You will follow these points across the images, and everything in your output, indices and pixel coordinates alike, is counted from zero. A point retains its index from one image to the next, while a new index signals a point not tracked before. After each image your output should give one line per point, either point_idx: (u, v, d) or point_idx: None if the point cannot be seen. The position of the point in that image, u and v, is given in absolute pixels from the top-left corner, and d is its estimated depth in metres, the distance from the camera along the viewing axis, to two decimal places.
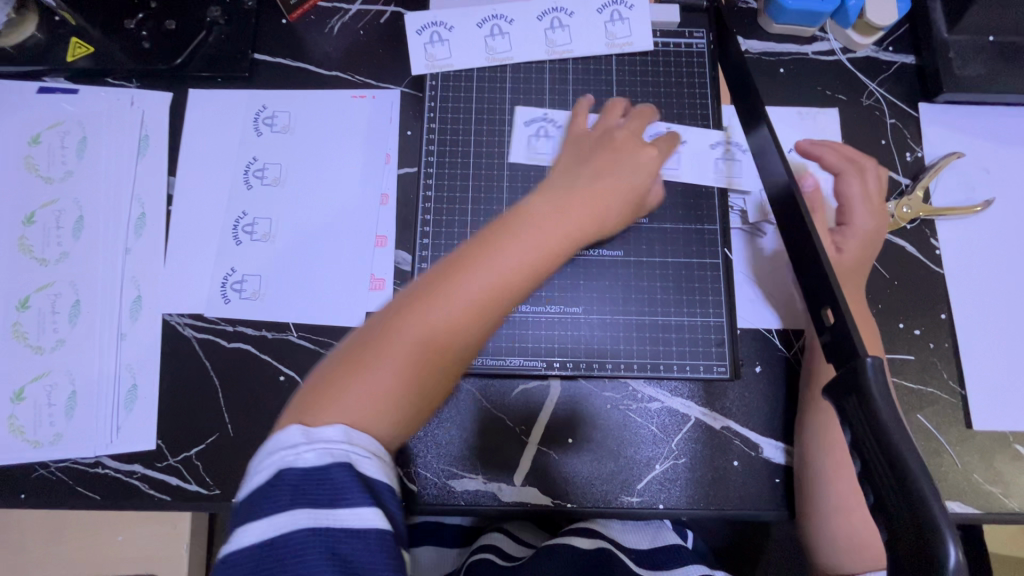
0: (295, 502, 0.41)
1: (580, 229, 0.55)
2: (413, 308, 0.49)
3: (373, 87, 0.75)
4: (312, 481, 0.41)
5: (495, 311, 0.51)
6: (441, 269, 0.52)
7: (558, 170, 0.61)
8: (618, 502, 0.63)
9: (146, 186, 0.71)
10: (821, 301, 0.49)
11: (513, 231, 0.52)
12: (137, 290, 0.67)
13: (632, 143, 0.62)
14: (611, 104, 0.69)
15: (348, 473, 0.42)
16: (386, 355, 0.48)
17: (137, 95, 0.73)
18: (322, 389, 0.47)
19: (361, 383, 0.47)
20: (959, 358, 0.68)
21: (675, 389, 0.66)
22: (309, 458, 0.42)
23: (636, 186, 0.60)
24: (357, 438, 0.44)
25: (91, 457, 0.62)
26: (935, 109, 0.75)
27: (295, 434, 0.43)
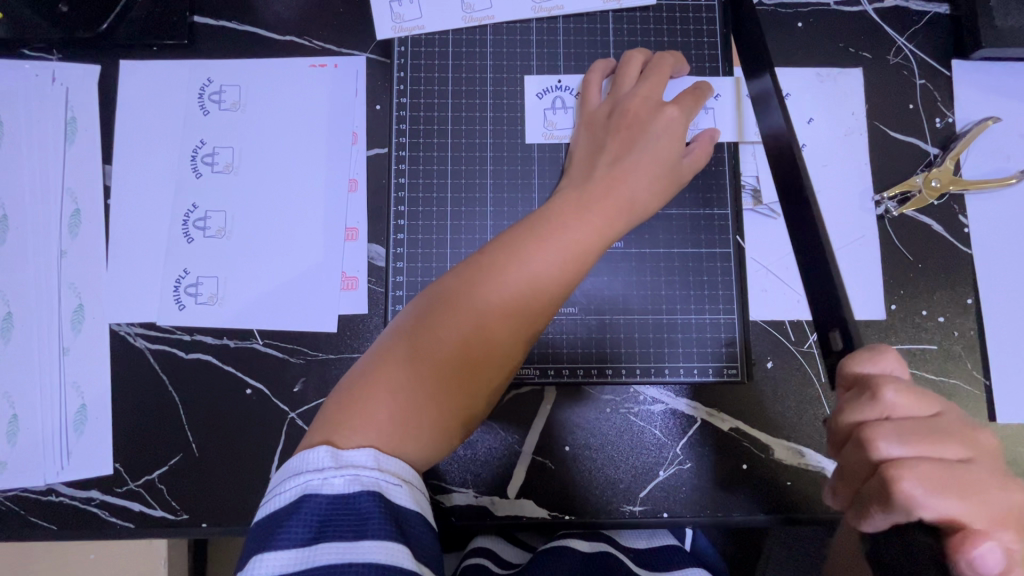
0: (318, 535, 0.37)
1: (607, 230, 0.50)
2: (440, 315, 0.46)
3: (335, 54, 0.65)
4: (338, 510, 0.38)
5: (523, 324, 0.47)
6: (463, 277, 0.47)
7: (576, 164, 0.57)
8: (619, 512, 0.59)
9: (78, 177, 0.62)
10: (828, 323, 0.49)
11: (538, 237, 0.48)
12: (78, 298, 0.60)
13: (647, 112, 0.56)
14: (625, 57, 0.61)
15: (376, 503, 0.38)
16: (413, 367, 0.44)
17: (59, 70, 0.63)
18: (344, 405, 0.43)
19: (387, 402, 0.43)
20: (984, 346, 0.63)
21: (681, 390, 0.61)
22: (336, 484, 0.39)
23: (657, 164, 0.54)
24: (386, 464, 0.41)
25: (42, 484, 0.57)
26: (969, 67, 0.67)
27: (322, 457, 0.40)
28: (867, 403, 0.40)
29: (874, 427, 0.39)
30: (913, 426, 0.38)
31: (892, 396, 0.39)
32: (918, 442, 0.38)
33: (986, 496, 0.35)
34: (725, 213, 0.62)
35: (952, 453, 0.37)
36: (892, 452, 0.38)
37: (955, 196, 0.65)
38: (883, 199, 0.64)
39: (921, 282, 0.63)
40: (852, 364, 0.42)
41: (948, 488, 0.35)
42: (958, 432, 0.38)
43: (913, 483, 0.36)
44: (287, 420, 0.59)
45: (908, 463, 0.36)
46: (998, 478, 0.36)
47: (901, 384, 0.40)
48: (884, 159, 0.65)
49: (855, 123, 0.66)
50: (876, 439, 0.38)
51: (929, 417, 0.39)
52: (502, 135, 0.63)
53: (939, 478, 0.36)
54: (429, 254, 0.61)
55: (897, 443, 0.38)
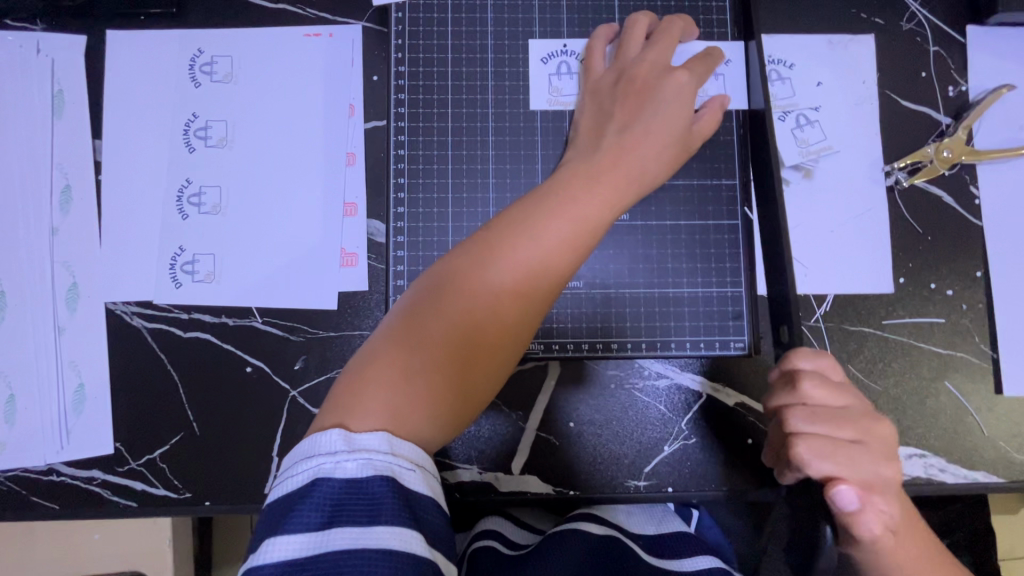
0: (331, 519, 0.36)
1: (617, 200, 0.49)
2: (448, 293, 0.45)
3: (330, 23, 0.63)
4: (352, 495, 0.37)
5: (535, 298, 0.46)
6: (471, 253, 0.46)
7: (583, 135, 0.55)
8: (624, 486, 0.59)
9: (67, 153, 0.60)
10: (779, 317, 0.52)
11: (547, 210, 0.47)
12: (71, 276, 0.58)
13: (655, 78, 0.54)
14: (629, 20, 0.59)
15: (389, 488, 0.38)
16: (422, 345, 0.43)
17: (43, 41, 0.61)
18: (354, 385, 0.43)
19: (397, 382, 0.42)
20: (992, 319, 0.62)
21: (685, 364, 0.60)
22: (349, 468, 0.38)
23: (668, 132, 0.52)
24: (399, 448, 0.40)
25: (42, 464, 0.56)
26: (984, 33, 0.65)
27: (335, 440, 0.39)
28: (788, 390, 0.47)
29: (788, 408, 0.47)
30: (822, 411, 0.46)
31: (810, 386, 0.47)
32: (821, 424, 0.46)
33: (858, 467, 0.45)
34: (733, 183, 0.61)
35: (845, 434, 0.46)
36: (798, 426, 0.46)
37: (967, 166, 0.63)
38: (893, 169, 0.63)
39: (931, 255, 0.62)
40: (792, 357, 0.48)
41: (832, 455, 0.45)
42: (856, 419, 0.47)
43: (806, 449, 0.45)
44: (288, 398, 0.58)
45: (806, 437, 0.46)
46: (872, 454, 0.46)
47: (824, 378, 0.47)
48: (894, 128, 0.64)
49: (866, 92, 0.64)
50: (788, 416, 0.47)
51: (839, 405, 0.47)
52: (505, 105, 0.61)
53: (825, 449, 0.45)
54: (430, 228, 0.60)
55: (803, 420, 0.46)
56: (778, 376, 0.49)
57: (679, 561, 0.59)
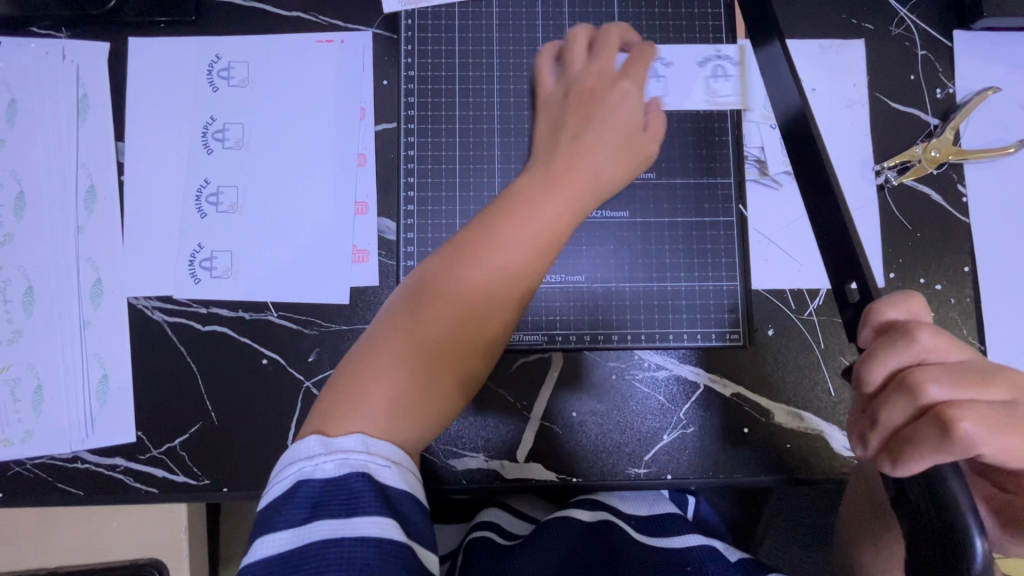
0: (313, 514, 0.39)
1: (576, 205, 0.51)
2: (419, 304, 0.47)
3: (342, 30, 0.65)
4: (330, 492, 0.40)
5: (499, 302, 0.48)
6: (436, 264, 0.49)
7: (539, 141, 0.57)
8: (624, 474, 0.61)
9: (91, 155, 0.63)
10: (843, 276, 0.47)
11: (508, 220, 0.49)
12: (95, 272, 0.61)
13: (603, 88, 0.57)
14: (572, 35, 0.61)
15: (365, 482, 0.40)
16: (398, 355, 0.46)
17: (68, 47, 0.64)
18: (335, 398, 0.44)
19: (375, 393, 0.44)
20: (979, 313, 0.64)
21: (683, 356, 0.63)
22: (327, 469, 0.41)
23: (621, 136, 0.55)
24: (375, 447, 0.42)
25: (68, 452, 0.59)
26: (970, 37, 0.67)
27: (313, 445, 0.42)
28: (901, 347, 0.41)
29: (920, 372, 0.40)
30: (957, 370, 0.40)
31: (927, 338, 0.40)
32: (964, 386, 0.40)
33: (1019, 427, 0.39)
34: (729, 182, 0.64)
35: (992, 394, 0.40)
36: (940, 395, 0.40)
37: (954, 165, 0.66)
38: (883, 169, 0.65)
39: (920, 251, 0.65)
40: (880, 309, 0.42)
41: (1000, 426, 0.39)
42: (1000, 373, 0.41)
43: (972, 424, 0.38)
44: (302, 388, 0.61)
45: (968, 409, 0.39)
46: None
47: (934, 327, 0.41)
48: (884, 129, 0.66)
49: (856, 94, 0.66)
50: (925, 384, 0.40)
51: (962, 361, 0.42)
52: (509, 108, 0.64)
53: (994, 419, 0.39)
54: (438, 226, 0.62)
55: (944, 387, 0.40)
56: (877, 332, 0.42)
57: (670, 538, 0.62)
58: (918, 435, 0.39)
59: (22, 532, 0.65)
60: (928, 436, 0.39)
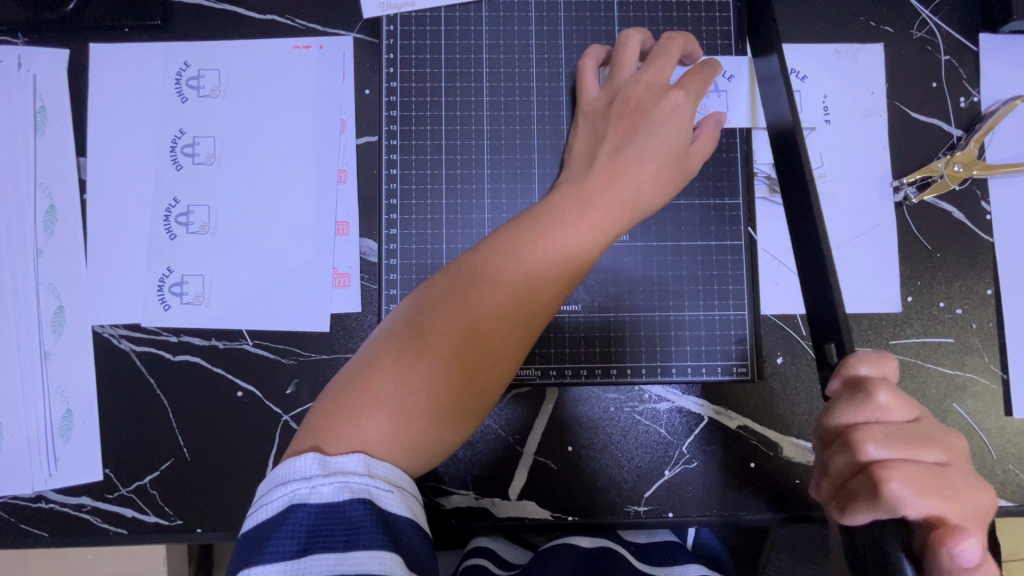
0: (307, 546, 0.35)
1: (609, 226, 0.47)
2: (436, 317, 0.43)
3: (320, 34, 0.61)
4: (328, 520, 0.36)
5: (520, 325, 0.44)
6: (460, 271, 0.45)
7: (576, 157, 0.54)
8: (623, 512, 0.58)
9: (50, 172, 0.58)
10: (824, 334, 0.47)
11: (539, 232, 0.46)
12: (57, 299, 0.57)
13: (650, 100, 0.52)
14: (622, 37, 0.57)
15: (366, 510, 0.36)
16: (409, 370, 0.42)
17: (25, 55, 0.59)
18: (334, 409, 0.41)
19: (378, 411, 0.40)
20: (1002, 339, 0.60)
21: (686, 387, 0.59)
22: (325, 492, 0.37)
23: (663, 154, 0.51)
24: (377, 470, 0.39)
25: (30, 492, 0.55)
26: (997, 41, 0.62)
27: (310, 464, 0.38)
28: (860, 401, 0.38)
29: (865, 429, 0.37)
30: (902, 430, 0.37)
31: (886, 397, 0.37)
32: (906, 446, 0.36)
33: (958, 497, 0.35)
34: (737, 202, 0.59)
35: (929, 457, 0.37)
36: (879, 454, 0.36)
37: (978, 180, 0.61)
38: (902, 185, 0.61)
39: (940, 273, 0.61)
40: (850, 361, 0.40)
41: (932, 492, 0.35)
42: (939, 436, 0.37)
43: (900, 485, 0.35)
44: (280, 423, 0.57)
45: (898, 471, 0.35)
46: (970, 480, 0.36)
47: (895, 385, 0.38)
48: (904, 142, 0.62)
49: (874, 104, 0.62)
50: (862, 442, 0.37)
51: (916, 421, 0.38)
52: (500, 121, 0.59)
53: (921, 482, 0.35)
54: (423, 249, 0.58)
55: (883, 447, 0.36)
56: (839, 388, 0.40)
57: (671, 567, 0.59)
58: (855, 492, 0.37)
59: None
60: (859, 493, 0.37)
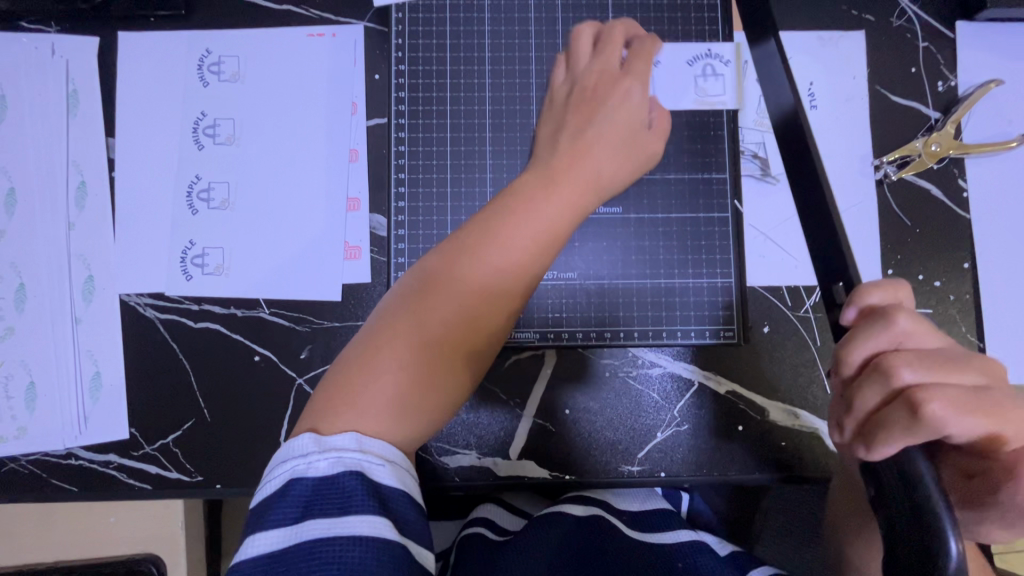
0: (305, 514, 0.39)
1: (580, 205, 0.52)
2: (423, 299, 0.47)
3: (333, 23, 0.65)
4: (323, 491, 0.39)
5: (501, 301, 0.48)
6: (436, 262, 0.48)
7: (540, 143, 0.57)
8: (617, 472, 0.61)
9: (81, 151, 0.62)
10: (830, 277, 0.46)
11: (512, 215, 0.49)
12: (87, 269, 0.61)
13: (604, 88, 0.56)
14: (573, 33, 0.61)
15: (357, 481, 0.40)
16: (399, 348, 0.45)
17: (58, 42, 0.63)
18: (336, 390, 0.44)
19: (374, 387, 0.44)
20: (978, 310, 0.64)
21: (677, 353, 0.62)
22: (321, 467, 0.40)
23: (619, 136, 0.55)
24: (368, 445, 0.42)
25: (61, 449, 0.59)
26: (973, 28, 0.66)
27: (306, 443, 0.41)
28: (883, 330, 0.40)
29: (894, 356, 0.40)
30: (930, 357, 0.40)
31: (906, 323, 0.40)
32: (935, 370, 0.39)
33: (994, 412, 0.38)
34: (724, 178, 0.63)
35: (964, 379, 0.39)
36: (914, 378, 0.39)
37: (955, 160, 0.64)
38: (882, 163, 0.64)
39: (919, 247, 0.64)
40: (862, 292, 0.41)
41: (968, 408, 0.38)
42: (969, 360, 0.40)
43: (941, 405, 0.38)
44: (294, 385, 0.61)
45: (927, 386, 0.39)
46: (1005, 397, 0.39)
47: (912, 314, 0.41)
48: (884, 123, 0.65)
49: (856, 87, 0.65)
50: (898, 367, 0.40)
51: (940, 348, 0.41)
52: (501, 103, 0.63)
53: (965, 401, 0.38)
54: (429, 222, 0.62)
55: (917, 370, 0.39)
56: (855, 317, 0.42)
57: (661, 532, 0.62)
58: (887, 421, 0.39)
59: (17, 528, 0.66)
60: (897, 419, 0.38)
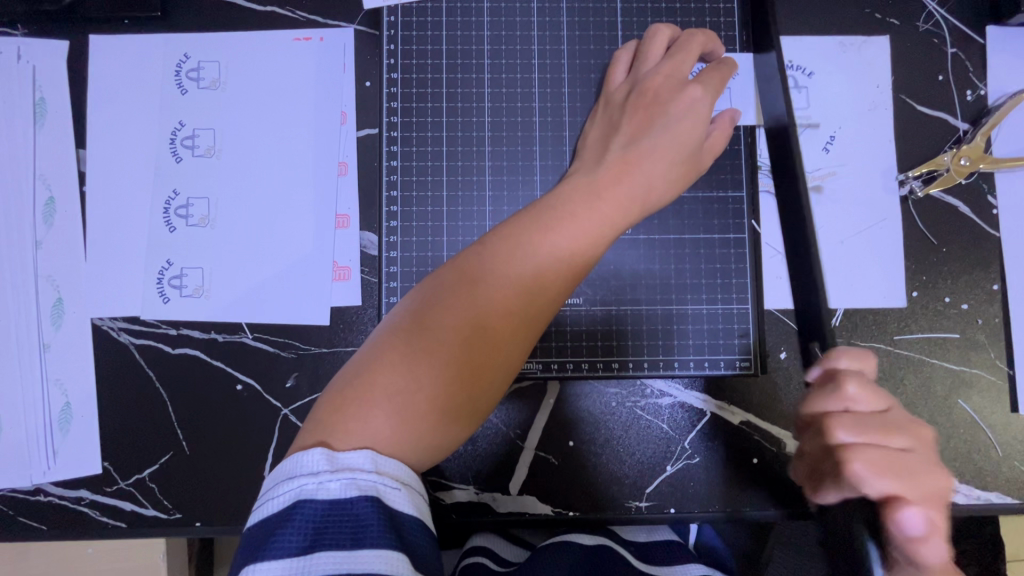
0: (313, 543, 0.35)
1: (620, 222, 0.47)
2: (443, 308, 0.43)
3: (321, 26, 0.60)
4: (335, 517, 0.35)
5: (528, 320, 0.44)
6: (463, 263, 0.45)
7: (589, 148, 0.53)
8: (624, 509, 0.57)
9: (50, 163, 0.58)
10: (811, 331, 0.48)
11: (549, 222, 0.45)
12: (56, 291, 0.57)
13: (668, 92, 0.51)
14: (650, 31, 0.56)
15: (372, 508, 0.36)
16: (416, 361, 0.41)
17: (25, 46, 0.59)
18: (343, 399, 0.41)
19: (386, 404, 0.40)
20: (1008, 335, 0.60)
21: (688, 382, 0.58)
22: (332, 489, 0.36)
23: (675, 150, 0.50)
24: (385, 466, 0.38)
25: (29, 484, 0.55)
26: (1005, 34, 0.62)
27: (318, 460, 0.37)
28: (831, 393, 0.42)
29: (835, 417, 0.42)
30: (870, 420, 0.41)
31: (855, 389, 0.42)
32: (871, 433, 0.41)
33: (915, 481, 0.40)
34: (740, 195, 0.59)
35: (895, 443, 0.41)
36: (848, 441, 0.41)
37: (984, 175, 0.60)
38: (908, 178, 0.60)
39: (945, 269, 0.60)
40: (830, 356, 0.44)
41: (891, 473, 0.39)
42: (905, 426, 0.41)
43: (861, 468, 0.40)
44: (280, 416, 0.57)
45: (857, 451, 0.40)
46: (928, 464, 0.41)
47: (866, 380, 0.43)
48: (910, 135, 0.61)
49: (880, 97, 0.61)
50: (835, 429, 0.41)
51: (886, 412, 0.42)
52: (501, 113, 0.59)
53: (885, 466, 0.39)
54: (424, 242, 0.58)
55: (852, 433, 0.41)
56: (816, 378, 0.44)
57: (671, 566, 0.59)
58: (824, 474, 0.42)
59: None
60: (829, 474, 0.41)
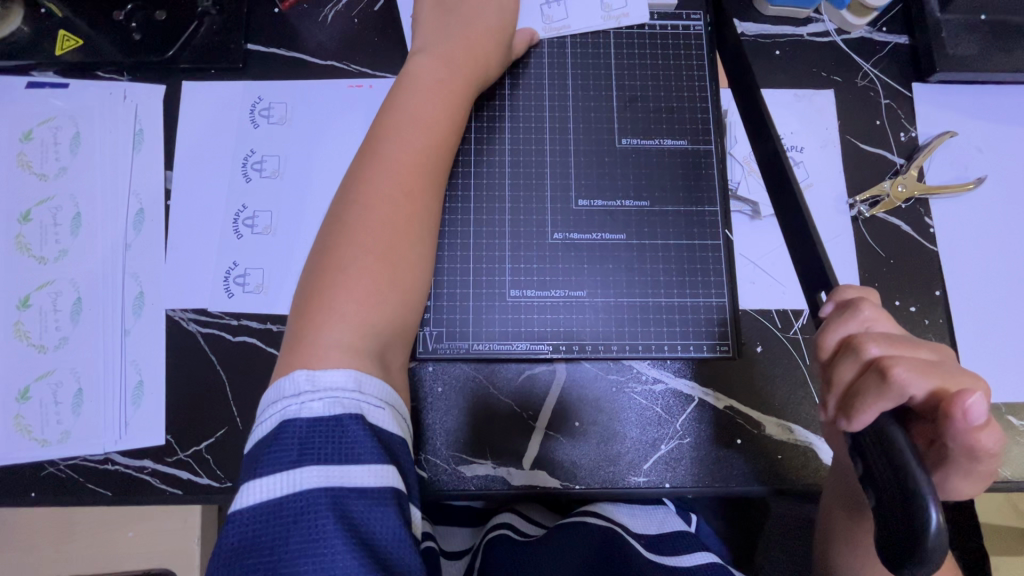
0: (302, 458, 0.44)
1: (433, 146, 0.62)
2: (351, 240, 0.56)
3: (371, 76, 0.74)
4: (318, 431, 0.45)
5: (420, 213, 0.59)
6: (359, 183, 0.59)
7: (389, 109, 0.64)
8: (625, 482, 0.64)
9: (143, 182, 0.70)
10: (816, 287, 0.56)
11: (378, 152, 0.60)
12: (138, 286, 0.67)
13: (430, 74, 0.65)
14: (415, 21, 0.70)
15: (357, 423, 0.46)
16: (341, 294, 0.54)
17: (130, 89, 0.72)
18: (296, 343, 0.52)
19: (335, 332, 0.52)
20: (953, 333, 0.69)
21: (678, 369, 0.67)
22: (312, 408, 0.46)
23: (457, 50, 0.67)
24: (363, 385, 0.48)
25: (100, 453, 0.63)
26: (928, 88, 0.76)
27: (298, 382, 0.47)
28: (851, 317, 0.48)
29: (861, 336, 0.47)
30: (894, 336, 0.47)
31: (871, 310, 0.47)
32: (897, 345, 0.46)
33: (955, 379, 0.44)
34: (715, 210, 0.70)
35: (923, 354, 0.46)
36: (879, 351, 0.46)
37: (921, 200, 0.72)
38: (855, 203, 0.72)
39: (894, 277, 0.71)
40: (838, 291, 0.50)
41: (929, 373, 0.43)
42: (927, 341, 0.47)
43: (903, 370, 0.43)
44: None
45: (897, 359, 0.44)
46: (964, 369, 0.45)
47: (878, 305, 0.49)
48: (855, 166, 0.74)
49: (829, 136, 0.74)
50: (864, 344, 0.46)
51: (902, 333, 0.48)
52: (520, 144, 0.71)
53: (923, 366, 0.44)
54: (453, 246, 0.69)
55: (882, 345, 0.46)
56: (832, 310, 0.50)
57: (679, 556, 0.65)
58: (862, 391, 0.45)
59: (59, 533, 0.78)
60: (869, 387, 0.44)
